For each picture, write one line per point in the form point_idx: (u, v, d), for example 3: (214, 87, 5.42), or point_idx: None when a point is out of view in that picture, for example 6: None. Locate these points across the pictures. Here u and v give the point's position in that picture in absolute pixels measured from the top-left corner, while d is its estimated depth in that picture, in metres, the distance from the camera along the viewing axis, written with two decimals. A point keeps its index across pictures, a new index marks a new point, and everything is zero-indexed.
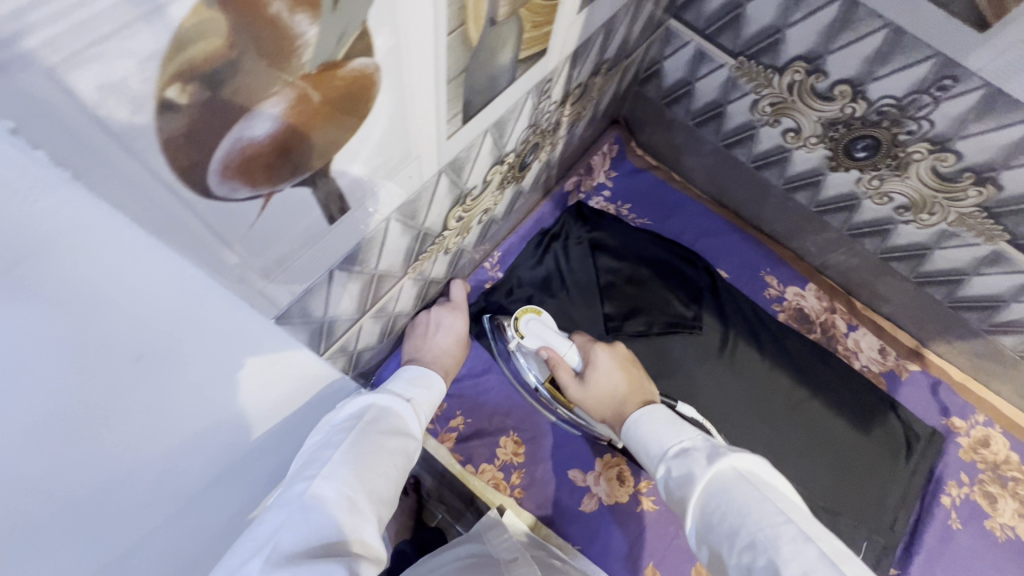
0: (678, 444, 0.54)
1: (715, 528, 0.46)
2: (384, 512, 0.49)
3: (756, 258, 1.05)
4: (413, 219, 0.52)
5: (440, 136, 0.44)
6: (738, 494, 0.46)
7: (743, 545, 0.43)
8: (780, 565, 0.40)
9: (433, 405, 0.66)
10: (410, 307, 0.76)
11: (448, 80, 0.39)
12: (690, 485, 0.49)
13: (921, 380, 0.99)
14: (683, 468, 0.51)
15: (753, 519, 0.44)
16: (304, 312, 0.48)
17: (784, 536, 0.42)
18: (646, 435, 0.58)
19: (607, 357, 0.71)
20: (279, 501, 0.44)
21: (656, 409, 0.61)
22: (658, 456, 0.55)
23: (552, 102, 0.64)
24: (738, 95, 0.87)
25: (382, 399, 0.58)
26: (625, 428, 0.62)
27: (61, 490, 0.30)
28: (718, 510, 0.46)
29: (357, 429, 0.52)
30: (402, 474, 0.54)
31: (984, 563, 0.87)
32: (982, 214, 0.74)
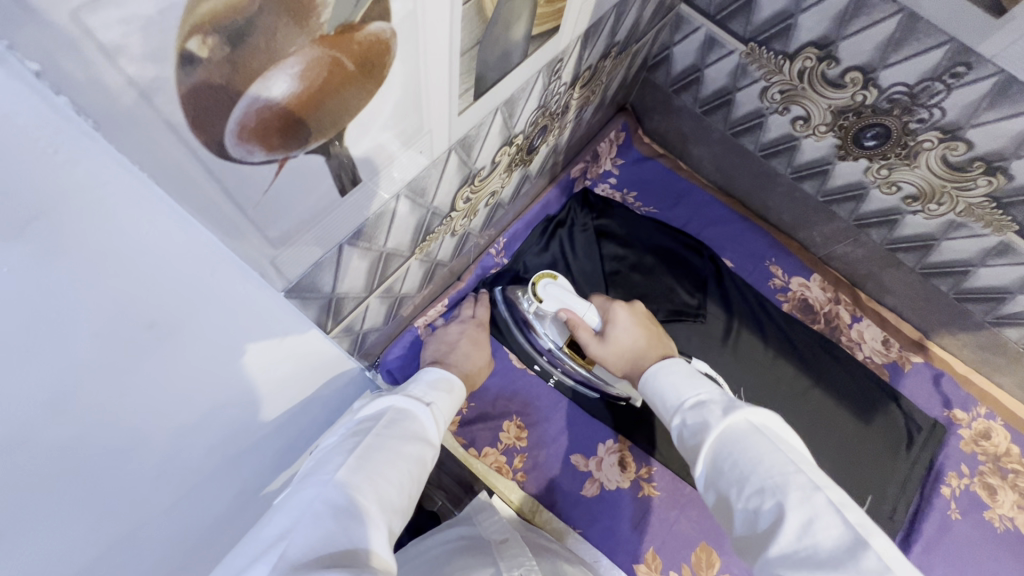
0: (695, 396, 0.54)
1: (724, 474, 0.46)
2: (398, 523, 0.49)
3: (761, 248, 1.05)
4: (422, 197, 0.52)
5: (452, 111, 0.44)
6: (753, 445, 0.46)
7: (752, 491, 0.44)
8: (787, 508, 0.41)
9: (453, 407, 0.68)
10: (416, 289, 0.76)
11: (462, 52, 0.38)
12: (704, 433, 0.50)
13: (924, 372, 0.98)
14: (699, 418, 0.52)
15: (762, 467, 0.44)
16: (314, 287, 0.47)
17: (794, 484, 0.42)
18: (664, 385, 0.58)
19: (626, 315, 0.71)
20: (293, 505, 0.45)
21: (676, 363, 0.60)
22: (675, 407, 0.56)
23: (561, 84, 0.63)
24: (748, 81, 0.87)
25: (399, 404, 0.60)
26: (642, 380, 0.62)
27: (70, 450, 0.34)
28: (729, 458, 0.46)
29: (372, 434, 0.53)
30: (418, 483, 0.54)
31: (983, 553, 0.87)
32: (991, 204, 0.74)
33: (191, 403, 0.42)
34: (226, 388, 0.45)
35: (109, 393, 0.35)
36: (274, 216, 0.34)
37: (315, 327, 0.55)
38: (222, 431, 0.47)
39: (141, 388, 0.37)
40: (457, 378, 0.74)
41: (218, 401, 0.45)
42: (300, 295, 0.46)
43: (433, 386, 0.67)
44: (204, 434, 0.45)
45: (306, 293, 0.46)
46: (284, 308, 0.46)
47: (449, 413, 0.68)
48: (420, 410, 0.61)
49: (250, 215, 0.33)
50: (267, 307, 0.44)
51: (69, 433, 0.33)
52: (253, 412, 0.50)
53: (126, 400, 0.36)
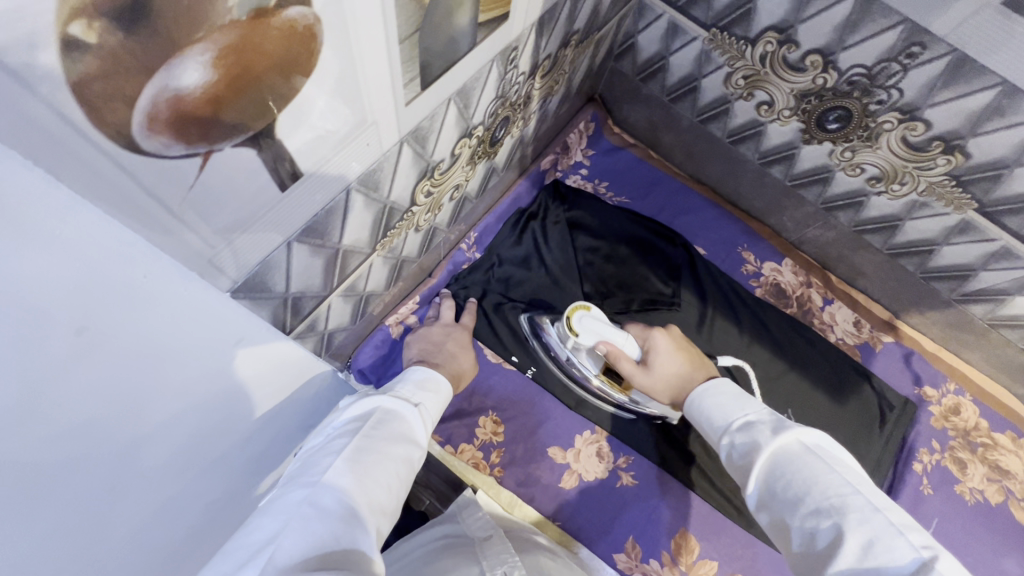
0: (743, 417, 0.56)
1: (778, 493, 0.48)
2: (386, 525, 0.50)
3: (733, 234, 1.05)
4: (376, 191, 0.51)
5: (397, 101, 0.43)
6: (804, 465, 0.47)
7: (808, 512, 0.45)
8: (845, 530, 0.42)
9: (440, 406, 0.69)
10: (383, 287, 0.75)
11: (400, 40, 0.37)
12: (755, 452, 0.51)
13: (895, 352, 1.00)
14: (748, 438, 0.53)
15: (818, 488, 0.45)
16: (263, 287, 0.46)
17: (852, 505, 0.43)
18: (711, 406, 0.60)
19: (665, 341, 0.73)
20: (279, 509, 0.45)
21: (722, 385, 0.62)
22: (723, 428, 0.57)
23: (519, 73, 0.62)
24: (712, 68, 0.86)
25: (387, 404, 0.60)
26: (688, 403, 0.65)
27: (51, 464, 0.33)
28: (782, 478, 0.48)
29: (361, 433, 0.54)
30: (404, 484, 0.55)
31: (956, 527, 0.88)
32: (951, 182, 0.75)
33: (150, 420, 0.41)
34: (192, 397, 0.44)
35: (84, 411, 0.35)
36: (207, 210, 0.34)
37: (274, 328, 0.53)
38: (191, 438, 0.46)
39: (114, 399, 0.37)
40: (443, 379, 0.74)
41: (186, 414, 0.44)
42: (249, 295, 0.45)
43: (421, 385, 0.67)
44: (171, 442, 0.44)
45: (255, 293, 0.45)
46: (230, 315, 0.45)
47: (438, 411, 0.68)
48: (407, 409, 0.61)
49: (176, 213, 0.32)
50: (218, 313, 0.43)
51: (49, 448, 0.33)
52: (218, 421, 0.49)
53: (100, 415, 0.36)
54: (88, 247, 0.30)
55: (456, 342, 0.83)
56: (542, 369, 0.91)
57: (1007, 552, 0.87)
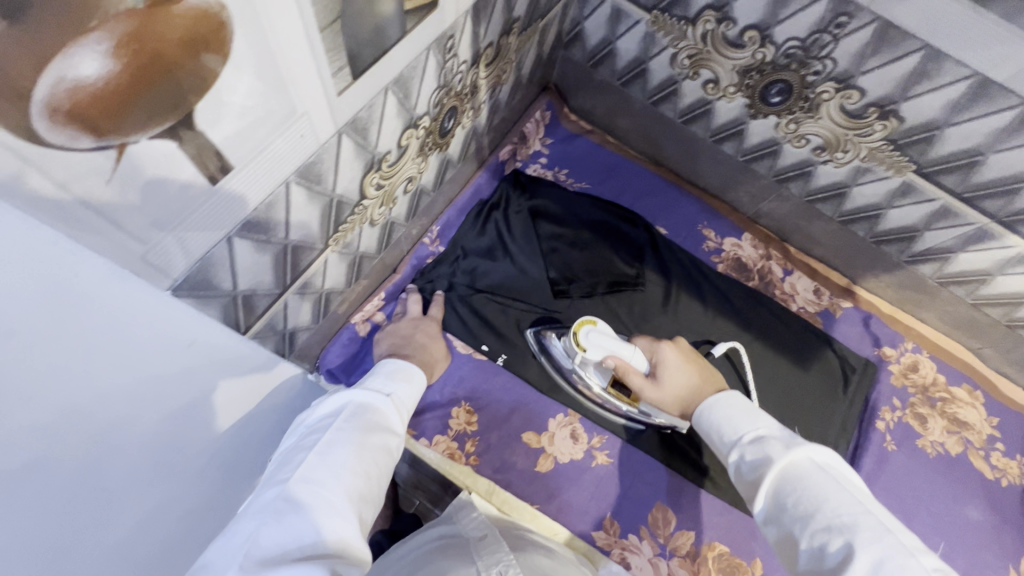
0: (754, 432, 0.57)
1: (788, 509, 0.49)
2: (369, 513, 0.51)
3: (693, 212, 1.07)
4: (319, 184, 0.51)
5: (327, 91, 0.43)
6: (815, 482, 0.49)
7: (819, 528, 0.46)
8: (857, 547, 0.43)
9: (413, 395, 0.69)
10: (343, 284, 0.75)
11: (320, 28, 0.38)
12: (767, 466, 0.53)
13: (854, 316, 1.03)
14: (759, 453, 0.54)
15: (830, 506, 0.47)
16: (209, 285, 0.46)
17: (864, 525, 0.45)
18: (720, 419, 0.61)
19: (673, 354, 0.74)
20: (253, 510, 0.46)
21: (728, 399, 0.63)
22: (732, 442, 0.59)
23: (461, 62, 0.63)
24: (657, 50, 0.88)
25: (359, 397, 0.60)
26: (695, 414, 0.66)
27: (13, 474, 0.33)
28: (791, 494, 0.50)
29: (333, 427, 0.54)
30: (385, 473, 0.56)
31: (920, 479, 0.92)
32: (889, 146, 0.78)
33: (113, 427, 0.40)
34: (157, 401, 0.44)
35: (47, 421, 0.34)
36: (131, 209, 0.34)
37: (226, 328, 0.53)
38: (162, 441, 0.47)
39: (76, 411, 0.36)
40: (416, 368, 0.74)
41: (153, 418, 0.44)
42: (194, 293, 0.45)
43: (392, 377, 0.68)
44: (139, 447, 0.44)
45: (200, 290, 0.45)
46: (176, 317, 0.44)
47: (414, 401, 0.69)
48: (380, 400, 0.61)
49: (97, 209, 0.32)
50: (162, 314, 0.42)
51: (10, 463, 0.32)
52: (189, 424, 0.50)
53: (59, 424, 0.35)
54: (13, 252, 0.29)
55: (424, 335, 0.84)
56: (519, 362, 0.91)
57: (968, 499, 0.91)
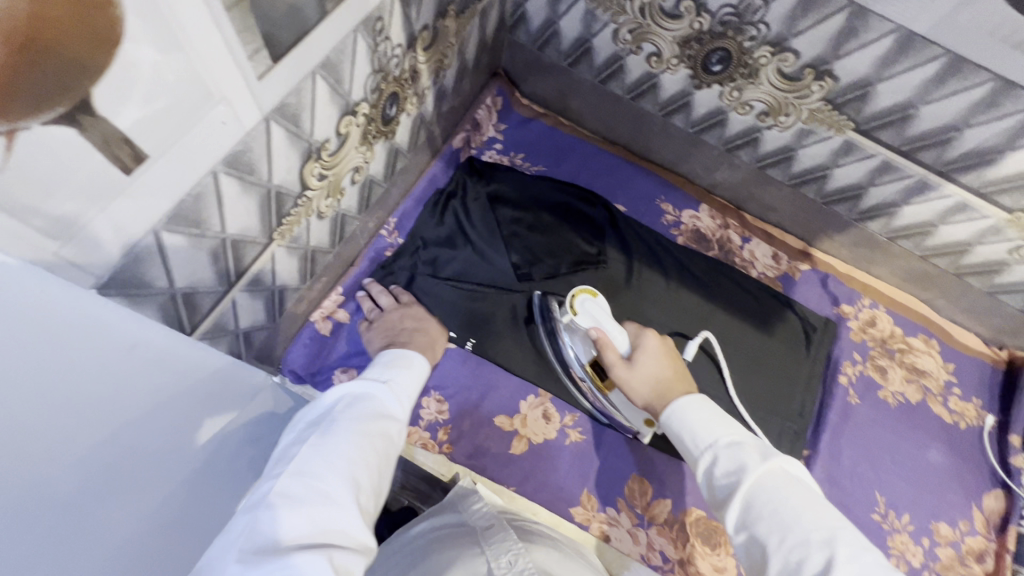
0: (729, 437, 0.57)
1: (763, 520, 0.50)
2: (370, 500, 0.52)
3: (650, 187, 1.08)
4: (252, 175, 0.50)
5: (245, 75, 0.42)
6: (793, 496, 0.50)
7: (796, 542, 0.47)
8: (836, 564, 0.44)
9: (416, 382, 0.71)
10: (298, 281, 0.74)
11: (225, 7, 0.37)
12: (744, 475, 0.53)
13: (812, 278, 1.05)
14: (735, 461, 0.54)
15: (807, 521, 0.48)
16: (142, 284, 0.45)
17: (840, 540, 0.46)
18: (694, 421, 0.59)
19: (656, 345, 0.74)
20: (252, 501, 0.47)
21: (702, 401, 0.61)
22: (705, 445, 0.57)
23: (395, 45, 0.63)
24: (599, 26, 0.89)
25: (354, 390, 0.62)
26: (662, 415, 0.63)
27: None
28: (768, 505, 0.50)
29: (330, 420, 0.56)
30: (386, 460, 0.57)
31: (883, 429, 0.95)
32: (827, 106, 0.80)
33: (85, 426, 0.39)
34: (126, 402, 0.43)
35: (5, 434, 0.33)
36: (32, 203, 0.32)
37: (170, 330, 0.51)
38: (141, 456, 0.45)
39: (35, 424, 0.35)
40: (414, 354, 0.76)
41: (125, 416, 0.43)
42: (127, 292, 0.44)
43: (386, 367, 0.69)
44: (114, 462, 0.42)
45: (132, 289, 0.44)
46: (117, 322, 0.42)
47: (414, 391, 0.70)
48: (375, 392, 0.63)
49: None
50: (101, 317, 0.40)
51: None
52: (162, 430, 0.48)
53: None
54: None
55: (411, 323, 0.85)
56: (487, 347, 0.91)
57: (929, 444, 0.94)
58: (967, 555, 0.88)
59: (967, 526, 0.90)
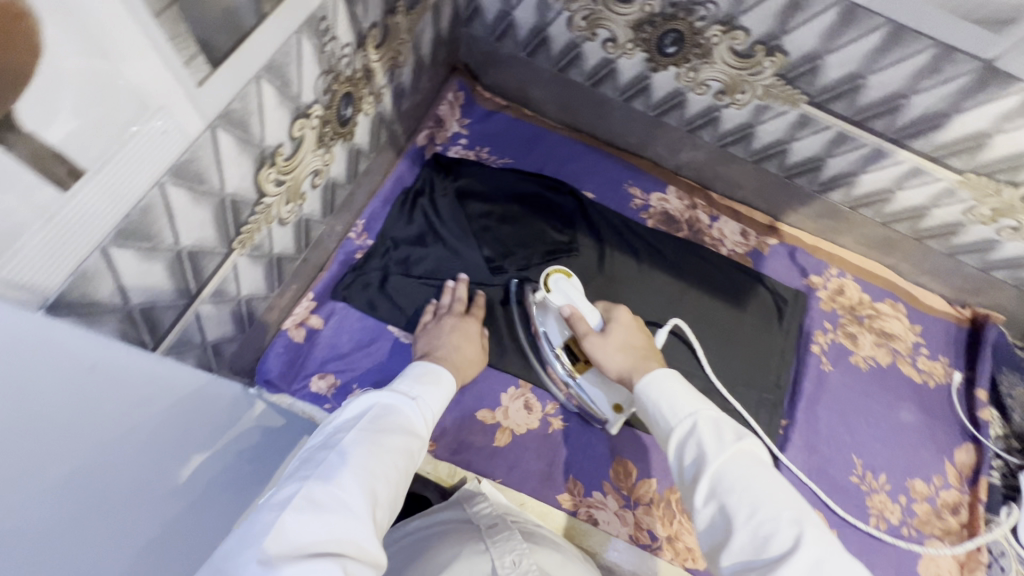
0: (706, 410, 0.54)
1: (733, 494, 0.47)
2: (385, 515, 0.52)
3: (617, 173, 1.09)
4: (203, 184, 0.50)
5: (184, 83, 0.41)
6: (766, 475, 0.48)
7: (765, 519, 0.45)
8: (804, 543, 0.43)
9: (442, 401, 0.70)
10: (265, 289, 0.73)
11: (153, 14, 0.37)
12: (719, 450, 0.50)
13: (781, 252, 1.07)
14: (711, 434, 0.51)
15: (778, 500, 0.46)
16: (94, 302, 0.44)
17: (809, 521, 0.45)
18: (670, 392, 0.57)
19: (625, 319, 0.77)
20: (275, 498, 0.47)
21: (674, 376, 0.59)
22: (681, 417, 0.55)
23: (343, 45, 0.62)
24: (553, 15, 0.90)
25: (383, 401, 0.62)
26: (638, 383, 0.60)
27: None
28: (740, 481, 0.48)
29: (359, 429, 0.56)
30: (405, 476, 0.57)
31: (857, 393, 0.97)
32: (781, 81, 0.81)
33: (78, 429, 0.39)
34: (105, 415, 0.42)
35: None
36: None
37: (133, 348, 0.50)
38: (129, 472, 0.45)
39: (30, 438, 0.35)
40: (445, 372, 0.75)
41: (109, 424, 0.43)
42: (81, 311, 0.43)
43: (418, 380, 0.69)
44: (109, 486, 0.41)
45: (85, 308, 0.43)
46: (82, 341, 0.41)
47: (437, 407, 0.70)
48: (404, 406, 0.63)
49: None
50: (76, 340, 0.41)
51: None
52: (148, 431, 0.48)
53: None
54: None
55: (459, 335, 0.83)
56: None
57: (901, 404, 0.97)
58: (941, 508, 0.91)
59: (940, 480, 0.93)
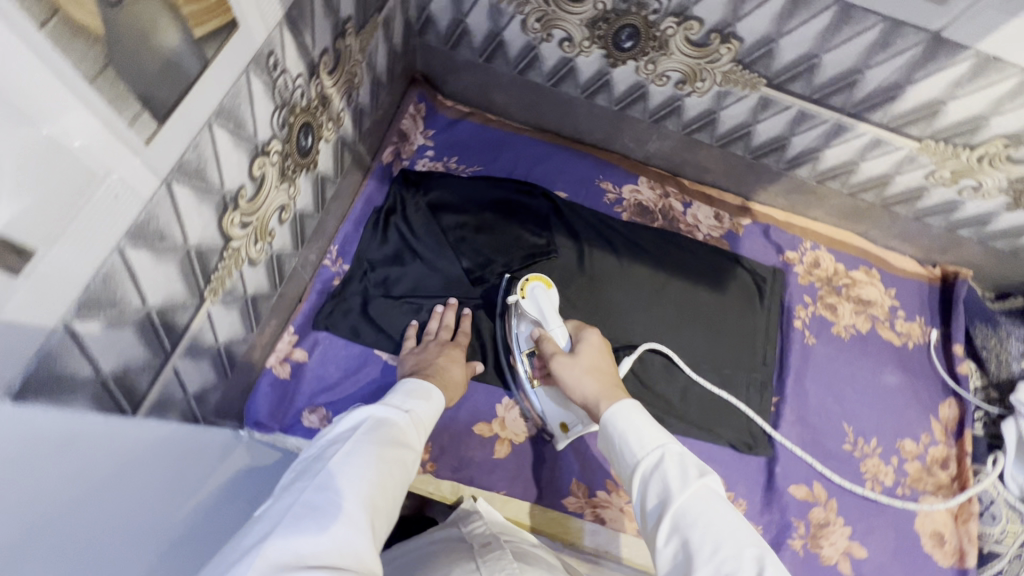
0: (670, 444, 0.54)
1: (697, 532, 0.47)
2: (380, 528, 0.52)
3: (587, 169, 1.09)
4: (164, 241, 0.48)
5: (131, 144, 0.40)
6: (726, 513, 0.48)
7: (727, 557, 0.44)
8: None
9: (433, 417, 0.69)
10: (243, 332, 0.71)
11: (89, 79, 0.35)
12: (683, 487, 0.50)
13: (755, 231, 1.08)
14: (675, 469, 0.51)
15: (740, 538, 0.46)
16: (63, 378, 0.42)
17: (768, 558, 0.44)
18: (636, 425, 0.57)
19: (596, 341, 0.75)
20: (272, 511, 0.48)
21: (637, 408, 0.59)
22: (646, 450, 0.54)
23: (295, 77, 0.60)
24: (507, 19, 0.89)
25: (379, 411, 0.62)
26: (603, 416, 0.60)
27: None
28: (702, 518, 0.47)
29: (353, 439, 0.56)
30: (400, 488, 0.57)
31: (842, 363, 0.99)
32: (738, 67, 0.82)
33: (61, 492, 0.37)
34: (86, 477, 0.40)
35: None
36: None
37: (112, 416, 0.48)
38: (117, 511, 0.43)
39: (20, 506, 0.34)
40: (437, 389, 0.74)
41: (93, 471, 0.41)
42: (51, 391, 0.41)
43: (410, 394, 0.69)
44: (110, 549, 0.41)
45: (55, 388, 0.42)
46: (47, 421, 0.39)
47: (431, 421, 0.70)
48: (399, 417, 0.63)
49: None
50: (23, 423, 0.37)
51: None
52: (135, 474, 0.46)
53: None
54: None
55: (446, 358, 0.83)
56: None
57: (884, 367, 1.00)
58: (932, 464, 0.94)
59: (929, 437, 0.96)
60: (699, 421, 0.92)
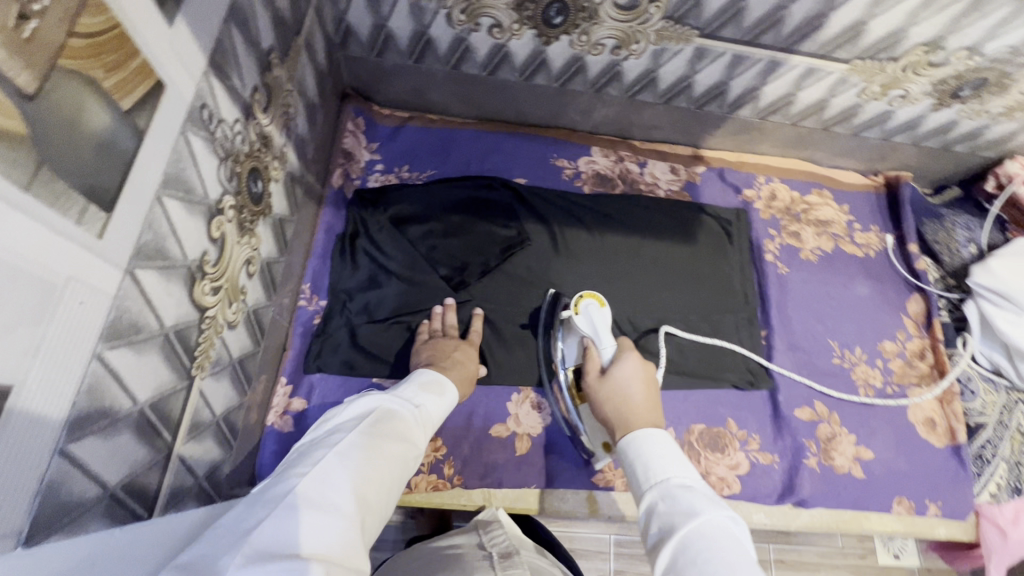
0: (681, 479, 0.56)
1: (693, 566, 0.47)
2: (373, 523, 0.51)
3: (540, 150, 1.08)
4: (140, 332, 0.44)
5: (84, 242, 0.36)
6: (726, 550, 0.47)
7: None
8: None
9: (441, 412, 0.68)
10: (236, 397, 0.68)
11: (24, 187, 0.31)
12: (687, 518, 0.51)
13: (712, 176, 1.11)
14: (683, 505, 0.53)
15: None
16: (68, 506, 0.39)
17: None
18: (651, 454, 0.60)
19: (636, 367, 0.73)
20: (267, 496, 0.46)
21: (663, 438, 0.62)
22: (657, 481, 0.57)
23: (233, 123, 0.56)
24: (430, 16, 0.85)
25: (387, 403, 0.61)
26: (621, 442, 0.64)
27: None
28: (702, 553, 0.48)
29: (359, 430, 0.55)
30: (398, 480, 0.56)
31: (815, 284, 1.05)
32: (670, 23, 0.82)
33: None
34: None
35: None
36: None
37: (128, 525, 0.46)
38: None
39: None
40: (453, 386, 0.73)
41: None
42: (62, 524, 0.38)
43: (423, 387, 0.68)
44: None
45: (66, 517, 0.39)
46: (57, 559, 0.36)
47: (439, 416, 0.69)
48: (404, 410, 0.62)
49: None
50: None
51: None
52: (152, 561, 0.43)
53: None
54: None
55: (462, 354, 0.82)
56: None
57: (852, 279, 1.06)
58: (912, 358, 1.01)
59: (903, 334, 1.03)
60: (700, 370, 0.95)
